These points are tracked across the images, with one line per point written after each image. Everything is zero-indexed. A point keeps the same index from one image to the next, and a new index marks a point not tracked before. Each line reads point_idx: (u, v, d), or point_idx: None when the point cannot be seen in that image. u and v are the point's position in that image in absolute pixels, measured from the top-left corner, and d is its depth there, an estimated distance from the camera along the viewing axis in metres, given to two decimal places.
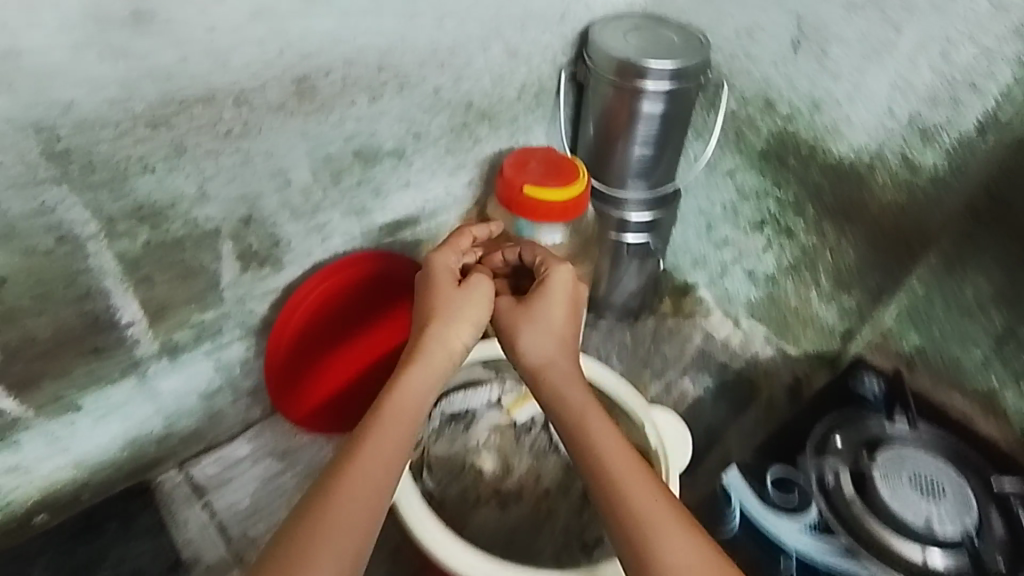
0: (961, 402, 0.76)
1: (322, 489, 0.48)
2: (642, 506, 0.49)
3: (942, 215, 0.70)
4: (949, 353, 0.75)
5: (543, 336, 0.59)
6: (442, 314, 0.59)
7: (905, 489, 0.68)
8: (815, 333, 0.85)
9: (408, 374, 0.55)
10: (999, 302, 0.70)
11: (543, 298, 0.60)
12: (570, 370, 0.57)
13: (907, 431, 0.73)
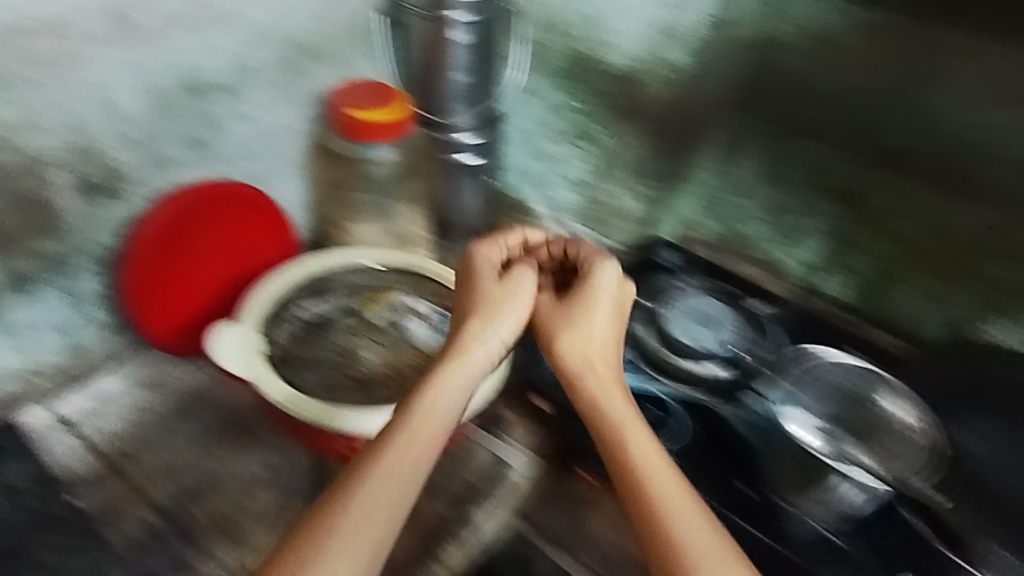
0: (753, 270, 1.02)
1: (352, 474, 0.56)
2: (671, 514, 0.54)
3: (698, 100, 0.92)
4: (736, 231, 1.01)
5: (578, 339, 0.65)
6: (485, 315, 0.65)
7: (682, 318, 0.92)
8: (621, 221, 1.04)
9: (445, 376, 0.62)
10: (765, 180, 0.95)
11: (579, 303, 0.67)
12: (602, 369, 0.64)
13: (688, 283, 0.98)
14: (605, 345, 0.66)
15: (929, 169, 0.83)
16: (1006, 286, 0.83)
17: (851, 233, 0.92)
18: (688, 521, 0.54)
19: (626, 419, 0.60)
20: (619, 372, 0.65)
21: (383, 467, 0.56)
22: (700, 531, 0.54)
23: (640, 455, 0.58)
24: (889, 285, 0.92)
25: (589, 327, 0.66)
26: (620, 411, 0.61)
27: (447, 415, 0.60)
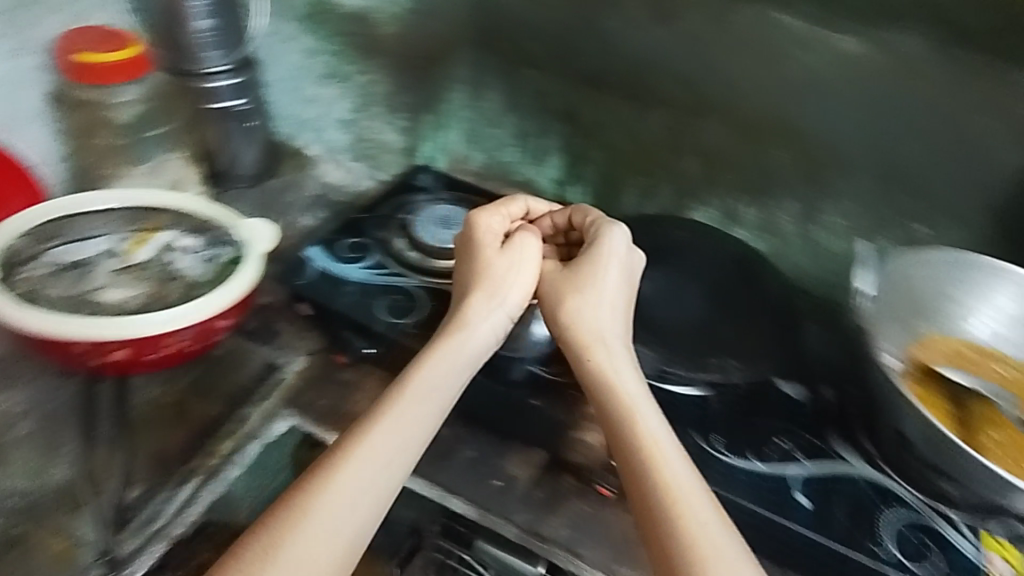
0: (516, 191, 1.17)
1: (353, 432, 0.64)
2: (657, 465, 0.61)
3: (429, 35, 1.13)
4: (497, 157, 1.17)
5: (574, 307, 0.74)
6: (484, 282, 0.77)
7: (434, 229, 0.97)
8: (390, 155, 1.18)
9: (445, 343, 0.72)
10: (507, 105, 1.13)
11: (582, 274, 0.76)
12: (584, 339, 0.72)
13: (438, 198, 1.05)
14: (590, 314, 0.74)
15: (614, 82, 1.05)
16: (687, 173, 1.06)
17: (578, 145, 1.12)
18: (660, 458, 0.62)
19: (628, 374, 0.69)
20: (625, 344, 0.73)
21: (367, 438, 0.63)
22: (670, 466, 0.61)
23: (643, 403, 0.67)
24: (613, 188, 1.12)
25: (575, 300, 0.75)
26: (615, 368, 0.70)
27: (431, 389, 0.68)
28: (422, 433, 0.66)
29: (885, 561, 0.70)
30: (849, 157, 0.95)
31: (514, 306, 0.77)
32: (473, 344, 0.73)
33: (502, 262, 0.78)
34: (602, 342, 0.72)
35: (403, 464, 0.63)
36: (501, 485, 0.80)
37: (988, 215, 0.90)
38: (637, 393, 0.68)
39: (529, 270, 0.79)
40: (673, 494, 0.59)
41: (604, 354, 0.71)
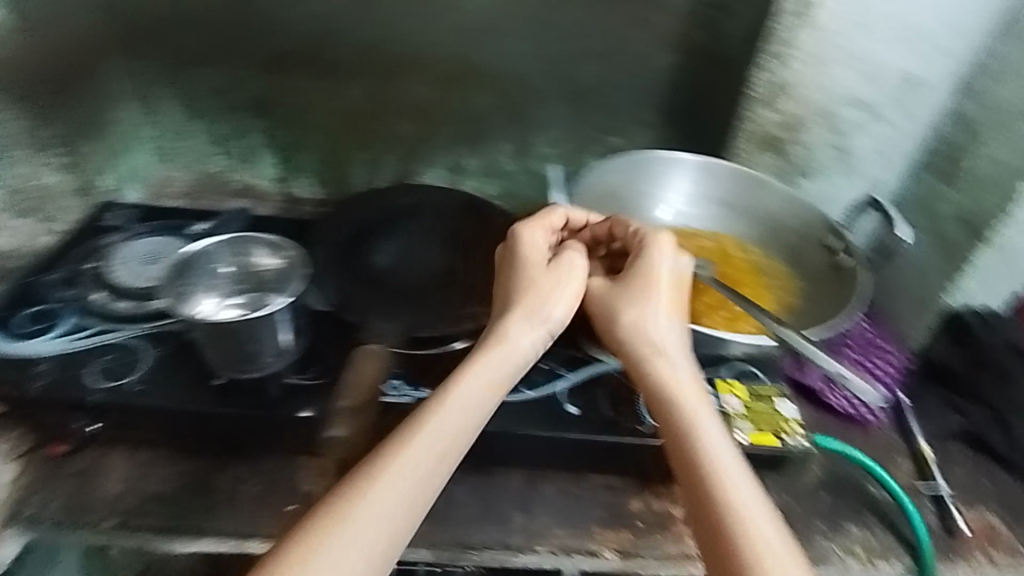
0: (238, 201, 1.14)
1: (365, 474, 0.54)
2: (718, 470, 0.57)
3: (65, 48, 0.93)
4: (205, 170, 1.12)
5: (637, 316, 0.68)
6: (526, 299, 0.69)
7: (129, 268, 0.87)
8: (62, 200, 0.97)
9: (471, 365, 0.64)
10: (191, 114, 1.07)
11: (632, 283, 0.70)
12: (639, 351, 0.67)
13: (125, 234, 0.93)
14: (646, 322, 0.68)
15: (297, 60, 1.01)
16: (402, 136, 1.08)
17: (285, 137, 1.09)
18: (727, 482, 0.56)
19: (690, 389, 0.64)
20: (684, 348, 0.67)
21: (366, 485, 0.53)
22: (733, 487, 0.56)
23: (708, 413, 0.62)
24: (337, 167, 1.11)
25: (631, 313, 0.68)
26: (677, 381, 0.64)
27: (467, 401, 0.61)
28: (449, 435, 0.58)
29: (645, 431, 0.78)
30: (540, 88, 1.03)
31: (557, 324, 0.69)
32: (517, 355, 0.66)
33: (544, 280, 0.71)
34: (658, 350, 0.66)
35: (434, 472, 0.56)
36: (296, 506, 0.76)
37: (658, 114, 1.05)
38: (701, 409, 0.62)
39: (565, 300, 0.70)
40: (737, 512, 0.54)
41: (666, 363, 0.65)
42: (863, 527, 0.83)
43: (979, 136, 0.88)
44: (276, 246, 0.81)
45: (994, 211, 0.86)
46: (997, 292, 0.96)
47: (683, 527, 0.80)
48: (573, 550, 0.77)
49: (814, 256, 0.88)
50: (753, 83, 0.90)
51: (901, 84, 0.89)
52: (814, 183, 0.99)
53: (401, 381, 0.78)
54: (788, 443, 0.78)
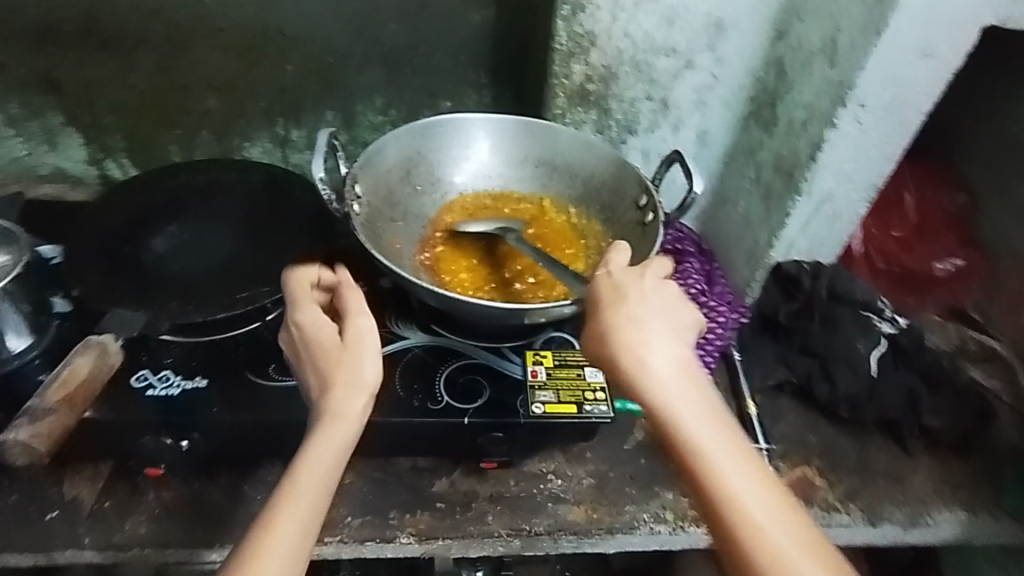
0: (47, 188, 1.06)
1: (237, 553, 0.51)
2: (723, 482, 0.51)
3: None
4: (7, 156, 1.04)
5: (608, 339, 0.57)
6: (341, 374, 0.59)
7: None
8: None
9: (318, 442, 0.56)
10: None
11: (606, 304, 0.59)
12: (625, 369, 0.56)
13: None
14: (636, 336, 0.56)
15: (72, 32, 0.92)
16: (210, 110, 1.01)
17: (84, 116, 1.01)
18: (742, 507, 0.50)
19: (694, 406, 0.54)
20: (676, 355, 0.56)
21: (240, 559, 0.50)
22: (751, 512, 0.50)
23: (710, 427, 0.53)
24: (148, 145, 1.04)
25: (595, 341, 0.58)
26: (678, 401, 0.54)
27: (327, 466, 0.55)
28: (307, 515, 0.52)
29: (438, 409, 0.74)
30: (352, 51, 0.98)
31: (358, 399, 0.58)
32: (350, 427, 0.57)
33: (334, 355, 0.60)
34: (648, 365, 0.55)
35: (311, 533, 0.52)
36: (58, 515, 0.71)
37: (485, 73, 1.03)
38: (705, 427, 0.53)
39: (359, 372, 0.59)
40: (757, 532, 0.49)
41: (660, 380, 0.55)
42: (679, 491, 0.80)
43: (787, 78, 0.86)
44: (1, 237, 0.71)
45: (805, 158, 0.83)
46: (828, 243, 0.93)
47: (487, 505, 0.76)
48: (365, 538, 0.73)
49: (625, 216, 0.85)
50: (554, 34, 0.84)
51: (708, 29, 0.85)
52: (639, 139, 0.95)
53: (171, 372, 0.72)
54: (586, 410, 0.75)
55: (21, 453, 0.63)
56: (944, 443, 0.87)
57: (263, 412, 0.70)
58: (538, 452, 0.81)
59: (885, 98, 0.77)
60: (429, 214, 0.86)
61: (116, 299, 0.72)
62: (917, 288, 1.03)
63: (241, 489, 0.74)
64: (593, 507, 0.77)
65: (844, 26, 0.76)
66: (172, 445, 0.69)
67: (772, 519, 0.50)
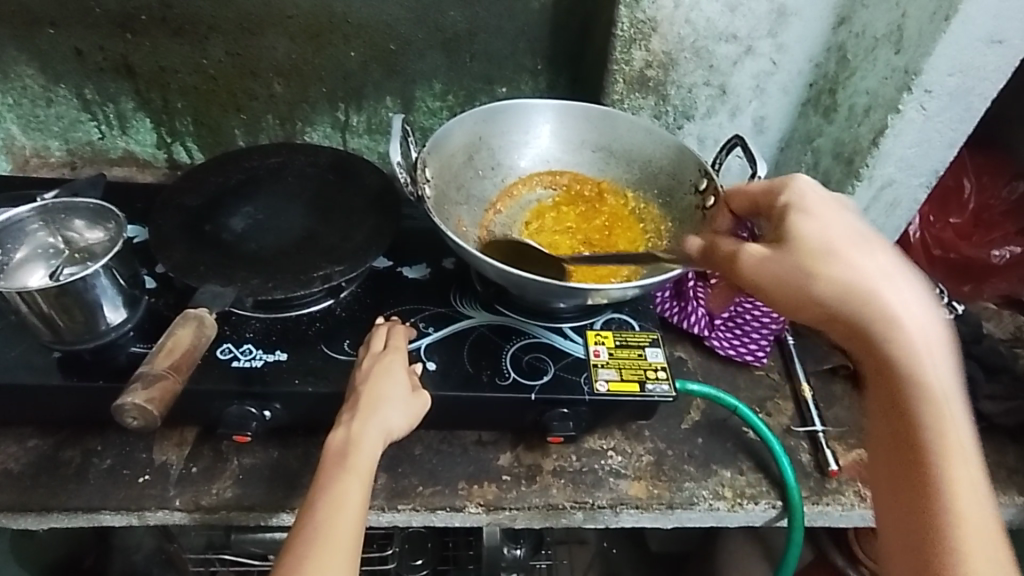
0: (118, 170, 1.11)
1: (298, 521, 0.58)
2: (939, 444, 0.51)
3: None
4: (81, 139, 1.08)
5: (842, 267, 0.56)
6: (378, 385, 0.68)
7: None
8: None
9: (362, 435, 0.64)
10: (55, 81, 1.01)
11: (835, 231, 0.58)
12: (870, 306, 0.54)
13: None
14: (864, 270, 0.56)
15: (148, 19, 0.96)
16: (276, 94, 1.04)
17: (156, 100, 1.04)
18: (954, 457, 0.50)
19: (932, 363, 0.53)
20: (916, 338, 0.54)
21: (306, 525, 0.57)
22: (958, 466, 0.50)
23: (942, 384, 0.52)
24: (215, 129, 1.08)
25: (825, 266, 0.57)
26: (922, 354, 0.53)
27: (369, 454, 0.63)
28: (359, 506, 0.60)
29: (505, 385, 0.76)
30: (413, 38, 1.00)
31: (398, 430, 0.66)
32: (386, 424, 0.65)
33: (390, 386, 0.68)
34: (894, 310, 0.54)
35: (360, 507, 0.59)
36: (149, 478, 0.75)
37: (541, 59, 1.05)
38: (942, 390, 0.52)
39: (403, 408, 0.68)
40: (954, 500, 0.49)
41: (902, 322, 0.54)
42: (736, 469, 0.82)
43: (849, 65, 0.87)
44: (92, 217, 0.77)
45: (867, 145, 0.84)
46: (886, 230, 0.95)
47: (550, 479, 0.79)
48: (436, 506, 0.76)
49: (685, 198, 0.86)
50: (616, 21, 0.85)
51: (771, 15, 0.86)
52: (695, 125, 0.96)
53: (253, 346, 0.76)
54: (648, 389, 0.77)
55: (136, 415, 0.57)
56: (1000, 428, 0.87)
57: (342, 384, 0.74)
58: (598, 429, 0.83)
59: (950, 86, 0.78)
60: (490, 197, 0.89)
61: (202, 275, 0.75)
62: (975, 276, 1.04)
63: (317, 457, 0.78)
64: (653, 483, 0.80)
65: (910, 13, 0.77)
66: (257, 413, 0.73)
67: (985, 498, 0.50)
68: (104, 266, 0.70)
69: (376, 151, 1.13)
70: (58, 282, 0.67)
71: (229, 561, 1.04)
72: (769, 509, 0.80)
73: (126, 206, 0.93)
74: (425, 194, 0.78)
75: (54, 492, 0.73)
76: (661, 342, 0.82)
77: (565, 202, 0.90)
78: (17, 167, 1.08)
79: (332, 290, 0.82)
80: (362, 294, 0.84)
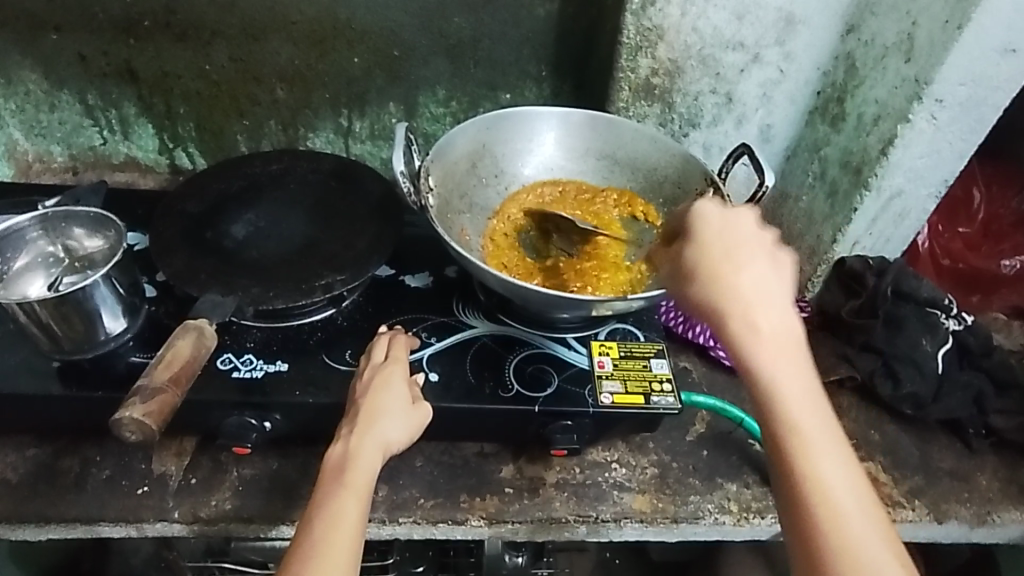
0: (121, 175, 1.11)
1: (295, 538, 0.57)
2: (808, 446, 0.51)
3: None
4: (83, 144, 1.07)
5: (715, 292, 0.54)
6: (377, 399, 0.67)
7: None
8: None
9: (359, 450, 0.63)
10: (57, 86, 1.01)
11: (715, 271, 0.54)
12: (727, 319, 0.53)
13: None
14: (746, 294, 0.53)
15: (152, 24, 0.95)
16: (279, 100, 1.04)
17: (159, 106, 1.04)
18: (817, 458, 0.51)
19: (783, 364, 0.52)
20: (786, 354, 0.53)
21: (303, 543, 0.56)
22: (824, 467, 0.51)
23: (802, 385, 0.52)
24: (217, 134, 1.07)
25: (698, 286, 0.55)
26: (770, 346, 0.52)
27: (368, 469, 0.62)
28: (357, 523, 0.59)
29: (508, 397, 0.75)
30: (417, 44, 0.99)
31: (398, 444, 0.65)
32: (385, 439, 0.64)
33: (390, 400, 0.67)
34: (757, 324, 0.53)
35: (358, 524, 0.58)
36: (148, 489, 0.74)
37: (546, 66, 1.04)
38: (795, 388, 0.52)
39: (403, 421, 0.66)
40: (830, 506, 0.50)
41: (752, 301, 0.53)
42: (742, 483, 0.81)
43: (857, 74, 0.86)
44: (91, 227, 0.76)
45: (875, 155, 0.83)
46: (895, 241, 0.94)
47: (553, 491, 0.78)
48: (437, 520, 0.75)
49: (690, 208, 0.85)
50: (622, 28, 0.84)
51: (779, 23, 0.85)
52: (701, 133, 0.95)
53: (253, 355, 0.76)
54: (653, 402, 0.75)
55: (134, 428, 0.56)
56: (1009, 443, 0.86)
57: (343, 395, 0.73)
58: (601, 442, 0.82)
59: (961, 96, 0.77)
60: (494, 205, 0.88)
61: (203, 284, 0.74)
62: (984, 288, 1.03)
63: (317, 469, 0.77)
64: (656, 497, 0.79)
65: (921, 22, 0.76)
66: (257, 424, 0.72)
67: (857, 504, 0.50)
68: (104, 275, 0.69)
69: (379, 157, 1.13)
70: (59, 292, 0.67)
71: (229, 569, 1.03)
72: (774, 524, 0.79)
73: (129, 213, 0.93)
74: (427, 203, 0.77)
75: (52, 503, 0.72)
76: (666, 353, 0.81)
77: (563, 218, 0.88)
78: (19, 172, 1.08)
79: (334, 299, 0.81)
80: (364, 303, 0.84)
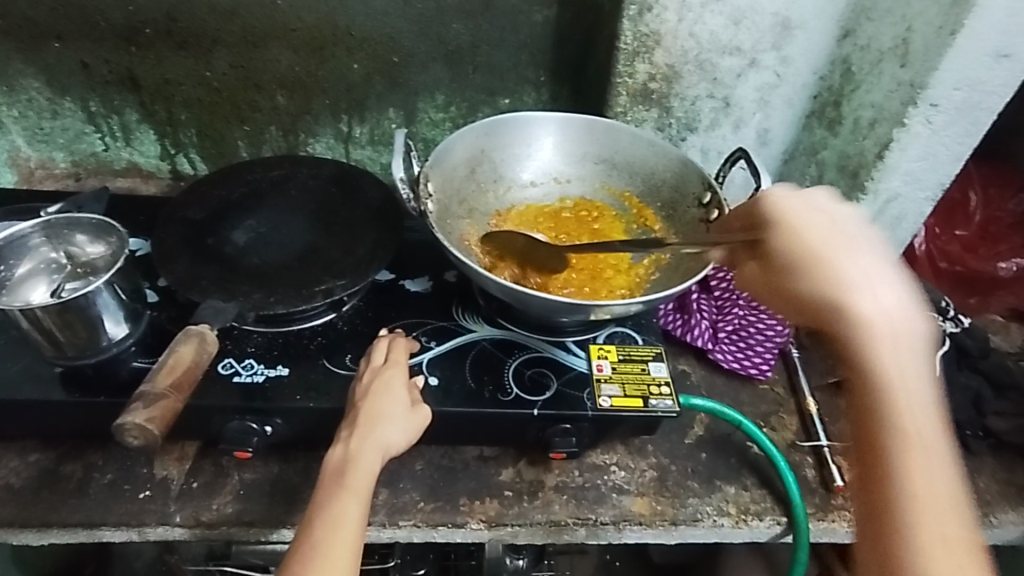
0: (123, 181, 1.12)
1: (295, 539, 0.58)
2: (908, 437, 0.50)
3: None
4: (85, 150, 1.08)
5: (816, 282, 0.58)
6: (377, 402, 0.67)
7: None
8: None
9: (359, 453, 0.63)
10: (60, 93, 1.01)
11: (809, 257, 0.59)
12: (829, 291, 0.57)
13: None
14: (845, 271, 0.57)
15: (153, 32, 0.96)
16: (279, 106, 1.04)
17: (161, 113, 1.05)
18: (913, 411, 0.51)
19: (886, 317, 0.54)
20: (899, 347, 0.53)
21: (303, 544, 0.57)
22: (921, 419, 0.50)
23: (912, 379, 0.52)
24: (218, 140, 1.08)
25: (798, 284, 0.59)
26: (881, 330, 0.53)
27: (368, 472, 0.62)
28: (357, 525, 0.59)
29: (508, 400, 0.75)
30: (416, 50, 1.00)
31: (397, 448, 0.66)
32: (385, 442, 0.65)
33: (390, 403, 0.68)
34: (861, 288, 0.56)
35: (358, 527, 0.59)
36: (150, 494, 0.75)
37: (544, 71, 1.05)
38: (893, 348, 0.53)
39: (402, 425, 0.67)
40: (916, 499, 0.48)
41: (856, 282, 0.56)
42: (740, 485, 0.82)
43: (853, 78, 0.86)
44: (92, 233, 0.77)
45: (872, 159, 0.84)
46: (892, 243, 0.95)
47: (553, 494, 0.78)
48: (437, 523, 0.75)
49: (688, 212, 0.86)
50: (619, 34, 0.85)
51: (775, 28, 0.85)
52: (698, 137, 0.96)
53: (254, 360, 0.76)
54: (651, 404, 0.76)
55: (137, 434, 0.57)
56: (1007, 445, 0.86)
57: (343, 399, 0.73)
58: (601, 445, 0.82)
59: (956, 100, 0.77)
60: (492, 210, 0.89)
61: (204, 289, 0.75)
62: (982, 290, 1.03)
63: (318, 473, 0.78)
64: (655, 500, 0.79)
65: (915, 26, 0.76)
66: (258, 429, 0.72)
67: (952, 505, 0.48)
68: (107, 282, 0.70)
69: (378, 162, 1.13)
70: (61, 299, 0.67)
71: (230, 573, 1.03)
72: (773, 526, 0.79)
73: (130, 219, 0.93)
74: (427, 209, 0.78)
75: (54, 508, 0.73)
76: (664, 357, 0.81)
77: (548, 215, 0.90)
78: (22, 178, 1.08)
79: (334, 304, 0.82)
80: (364, 308, 0.84)
